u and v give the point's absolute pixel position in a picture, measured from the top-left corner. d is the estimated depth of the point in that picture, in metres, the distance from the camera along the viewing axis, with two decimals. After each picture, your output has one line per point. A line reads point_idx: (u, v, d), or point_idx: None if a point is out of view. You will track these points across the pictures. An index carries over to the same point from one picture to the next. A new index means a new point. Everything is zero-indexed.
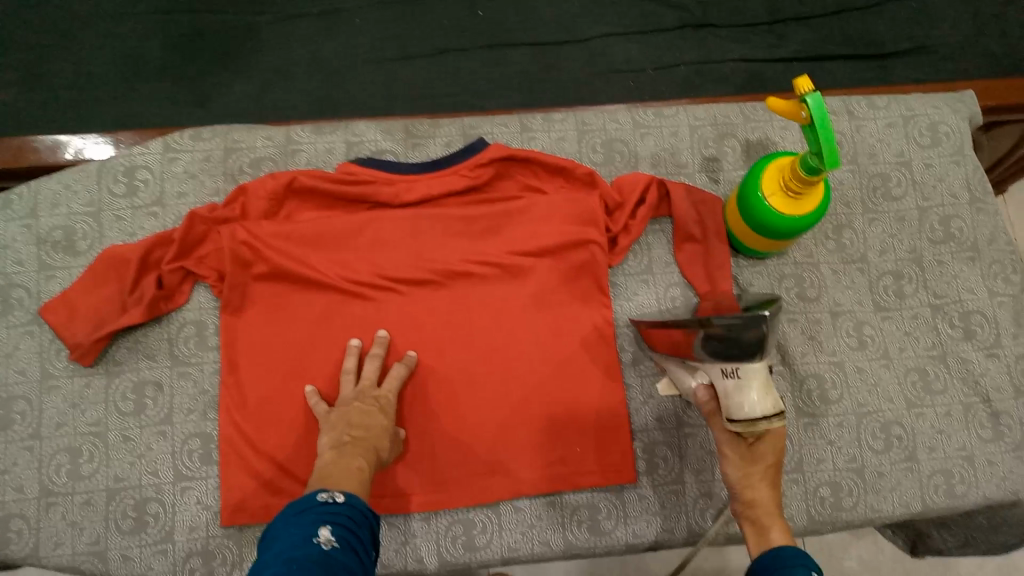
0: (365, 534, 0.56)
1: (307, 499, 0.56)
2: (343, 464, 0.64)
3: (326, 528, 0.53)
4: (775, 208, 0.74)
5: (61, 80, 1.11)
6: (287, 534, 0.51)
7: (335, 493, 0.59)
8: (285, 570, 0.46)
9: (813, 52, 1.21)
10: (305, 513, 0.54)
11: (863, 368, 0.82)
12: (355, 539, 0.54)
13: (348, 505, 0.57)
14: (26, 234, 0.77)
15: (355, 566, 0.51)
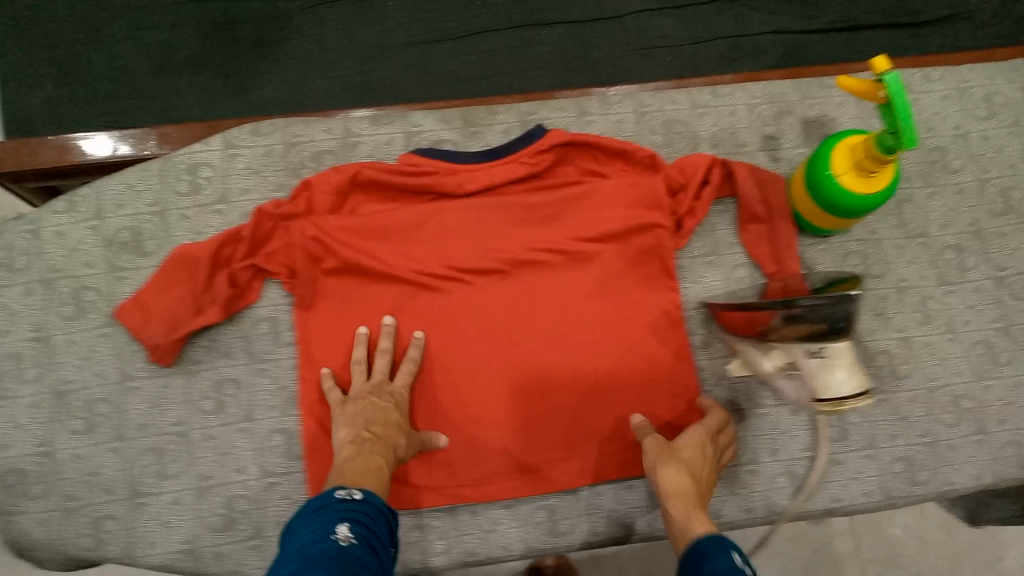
0: (383, 531, 0.56)
1: (326, 496, 0.56)
2: (364, 461, 0.64)
3: (344, 525, 0.53)
4: (846, 187, 0.73)
5: (96, 73, 1.09)
6: (303, 531, 0.51)
7: (353, 490, 0.58)
8: (305, 567, 0.46)
9: (851, 22, 1.19)
10: (320, 510, 0.54)
11: (930, 342, 0.83)
12: (375, 537, 0.54)
13: (367, 502, 0.57)
14: (93, 237, 0.77)
15: (373, 564, 0.50)
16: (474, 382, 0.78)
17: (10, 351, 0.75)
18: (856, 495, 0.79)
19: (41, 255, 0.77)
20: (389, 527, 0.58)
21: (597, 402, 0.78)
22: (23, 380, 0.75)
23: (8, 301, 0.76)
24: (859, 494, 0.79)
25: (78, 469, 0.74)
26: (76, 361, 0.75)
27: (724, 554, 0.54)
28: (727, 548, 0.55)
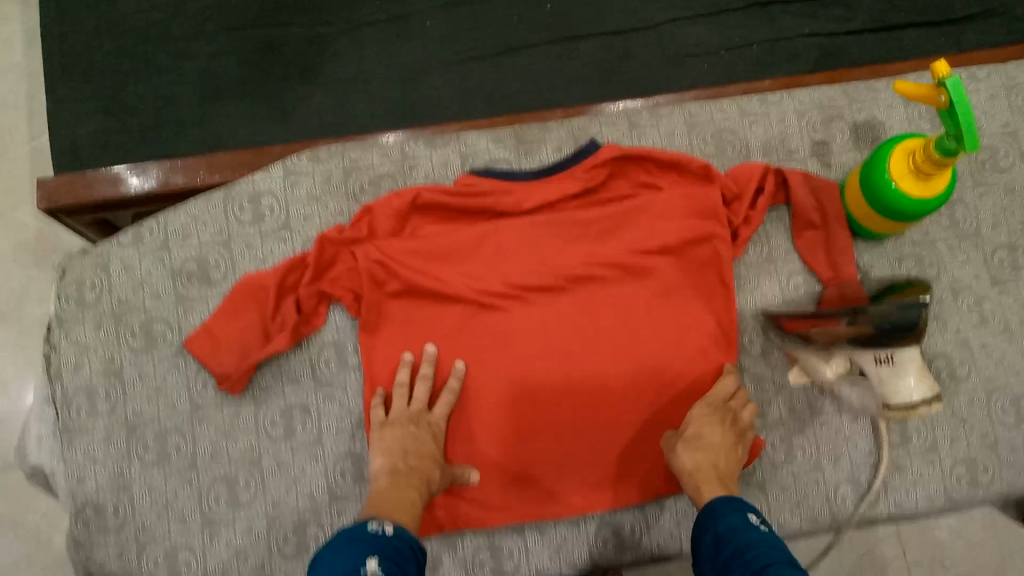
0: (411, 566, 0.57)
1: (358, 530, 0.58)
2: (398, 496, 0.66)
3: (374, 558, 0.54)
4: (904, 192, 0.74)
5: (141, 103, 1.11)
6: (333, 561, 0.53)
7: (383, 524, 0.60)
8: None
9: (885, 22, 1.19)
10: (351, 541, 0.56)
11: (987, 343, 0.83)
12: (403, 570, 0.55)
13: (397, 537, 0.59)
14: (159, 268, 0.79)
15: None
16: (538, 400, 0.78)
17: (83, 385, 0.77)
18: (919, 499, 0.80)
19: (111, 288, 0.79)
20: (415, 557, 0.59)
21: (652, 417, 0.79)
22: (96, 413, 0.76)
23: (79, 335, 0.78)
24: (922, 499, 0.80)
25: (153, 499, 0.75)
26: (148, 393, 0.77)
27: (738, 513, 0.64)
28: (742, 508, 0.65)
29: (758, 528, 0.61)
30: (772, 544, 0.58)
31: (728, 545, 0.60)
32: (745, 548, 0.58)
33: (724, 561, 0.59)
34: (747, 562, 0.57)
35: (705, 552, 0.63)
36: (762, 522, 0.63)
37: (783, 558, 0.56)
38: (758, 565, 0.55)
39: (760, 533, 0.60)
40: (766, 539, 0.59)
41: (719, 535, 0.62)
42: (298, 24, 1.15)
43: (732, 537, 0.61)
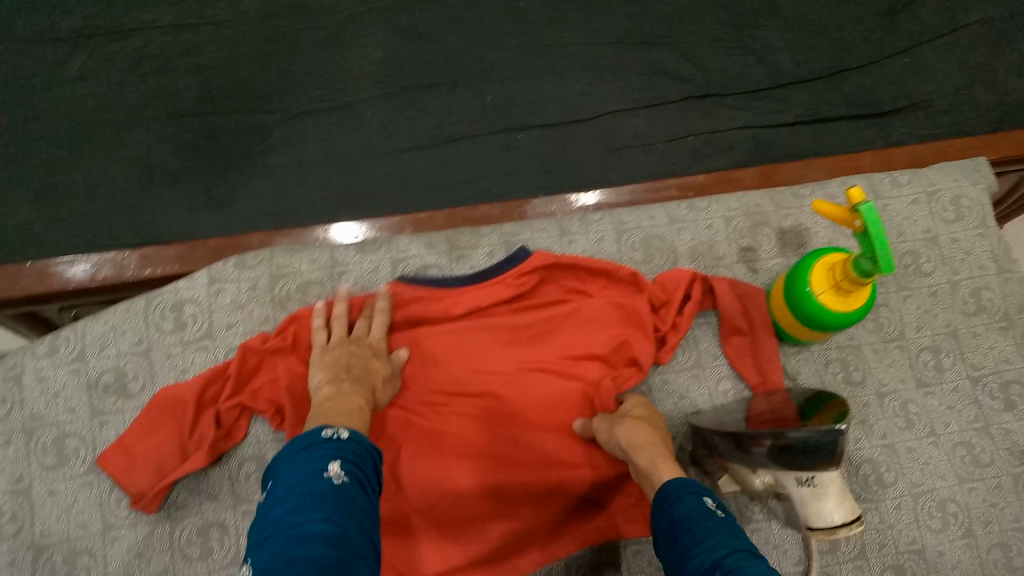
0: (371, 471, 0.56)
1: (310, 436, 0.55)
2: (347, 399, 0.66)
3: (338, 464, 0.53)
4: (825, 305, 0.75)
5: (74, 193, 1.09)
6: (290, 473, 0.51)
7: (339, 429, 0.58)
8: (301, 507, 0.47)
9: (816, 115, 1.22)
10: (308, 450, 0.54)
11: (913, 448, 0.83)
12: (365, 479, 0.54)
13: (353, 441, 0.57)
14: (75, 379, 0.78)
15: (365, 504, 0.51)
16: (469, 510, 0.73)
17: None
18: None
19: (22, 403, 0.77)
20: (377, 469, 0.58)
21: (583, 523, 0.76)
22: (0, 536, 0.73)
23: None
24: None
25: None
26: (58, 512, 0.74)
27: (695, 497, 0.56)
28: (700, 490, 0.57)
29: (717, 515, 0.53)
30: (733, 533, 0.51)
31: (686, 530, 0.53)
32: (702, 536, 0.51)
33: (680, 551, 0.52)
34: (704, 553, 0.49)
35: (661, 536, 0.55)
36: (720, 506, 0.56)
37: (743, 547, 0.49)
38: (715, 560, 0.48)
39: (720, 521, 0.53)
40: (725, 526, 0.52)
41: (676, 523, 0.54)
42: (238, 113, 1.15)
43: (688, 525, 0.53)
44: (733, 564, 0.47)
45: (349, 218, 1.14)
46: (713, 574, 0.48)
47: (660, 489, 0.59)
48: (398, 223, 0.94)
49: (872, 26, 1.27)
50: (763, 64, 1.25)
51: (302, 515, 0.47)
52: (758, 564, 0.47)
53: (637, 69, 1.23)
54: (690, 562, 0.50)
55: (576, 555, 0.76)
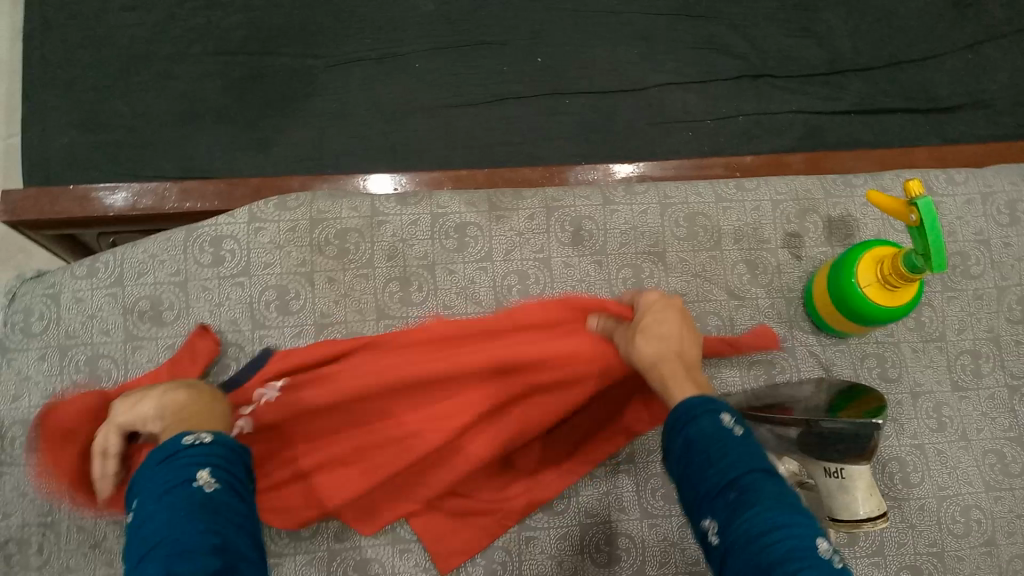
0: (242, 471, 0.55)
1: (172, 444, 0.54)
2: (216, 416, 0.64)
3: (206, 470, 0.52)
4: (870, 298, 0.74)
5: (118, 121, 1.10)
6: (160, 483, 0.51)
7: (201, 433, 0.56)
8: (174, 519, 0.47)
9: (870, 105, 1.19)
10: (170, 461, 0.53)
11: (943, 450, 0.82)
12: (236, 479, 0.54)
13: (216, 443, 0.55)
14: (111, 303, 0.78)
15: (238, 507, 0.51)
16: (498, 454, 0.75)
17: (20, 416, 0.75)
18: None
19: (58, 320, 0.78)
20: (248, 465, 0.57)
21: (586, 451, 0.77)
22: None
23: (22, 366, 0.76)
24: None
25: (82, 538, 0.72)
26: None
27: (711, 415, 0.52)
28: (715, 406, 0.53)
29: (734, 432, 0.51)
30: (750, 451, 0.49)
31: (700, 449, 0.50)
32: (719, 455, 0.49)
33: (693, 469, 0.50)
34: (721, 471, 0.48)
35: (675, 456, 0.52)
36: (738, 422, 0.52)
37: (760, 467, 0.48)
38: (730, 481, 0.47)
39: (736, 439, 0.50)
40: (743, 444, 0.50)
41: (690, 442, 0.51)
42: (287, 54, 1.14)
43: (703, 444, 0.50)
44: (750, 489, 0.46)
45: (388, 169, 1.14)
46: (728, 495, 0.47)
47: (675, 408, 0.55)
48: (434, 176, 0.89)
49: (939, 17, 1.22)
50: (822, 48, 1.21)
51: (179, 526, 0.46)
52: (775, 489, 0.46)
53: (692, 43, 1.20)
54: (703, 481, 0.49)
55: (593, 520, 0.77)
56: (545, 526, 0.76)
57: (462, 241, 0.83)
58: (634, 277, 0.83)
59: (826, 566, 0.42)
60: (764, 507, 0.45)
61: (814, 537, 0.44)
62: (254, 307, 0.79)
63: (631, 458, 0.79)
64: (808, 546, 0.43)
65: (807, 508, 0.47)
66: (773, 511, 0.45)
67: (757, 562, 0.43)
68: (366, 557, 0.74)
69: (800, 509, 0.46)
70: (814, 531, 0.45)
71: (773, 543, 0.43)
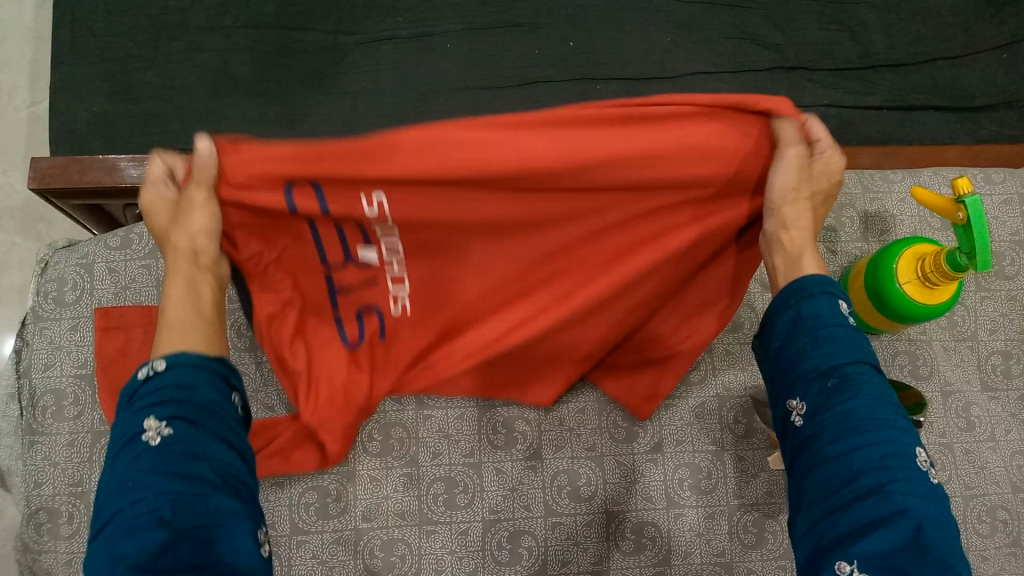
0: (208, 392, 0.52)
1: (134, 386, 0.52)
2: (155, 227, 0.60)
3: (154, 414, 0.49)
4: (909, 295, 0.73)
5: (146, 91, 1.09)
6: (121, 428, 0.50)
7: (156, 360, 0.53)
8: (121, 488, 0.47)
9: (902, 101, 1.18)
10: (130, 405, 0.51)
11: (971, 450, 0.82)
12: (199, 408, 0.50)
13: (172, 369, 0.52)
14: (145, 275, 0.78)
15: (196, 445, 0.49)
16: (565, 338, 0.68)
17: (52, 386, 0.75)
18: None
19: (91, 291, 0.77)
20: (219, 374, 0.54)
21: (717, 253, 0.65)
22: (63, 417, 0.74)
23: (54, 335, 0.76)
24: None
25: None
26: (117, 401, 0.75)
27: (825, 297, 0.55)
28: (818, 296, 0.55)
29: (848, 323, 0.54)
30: (857, 346, 0.53)
31: (810, 333, 0.54)
32: (825, 341, 0.53)
33: (795, 351, 0.54)
34: (825, 357, 0.52)
35: (780, 331, 0.56)
36: (851, 312, 0.56)
37: (862, 359, 0.52)
38: (834, 366, 0.52)
39: (848, 332, 0.54)
40: (850, 336, 0.53)
41: (800, 322, 0.55)
42: (317, 30, 1.13)
43: (812, 331, 0.54)
44: (847, 380, 0.51)
45: None
46: (829, 381, 0.52)
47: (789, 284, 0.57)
48: None
49: (975, 15, 1.21)
50: (855, 42, 1.20)
51: (127, 497, 0.46)
52: (875, 389, 0.51)
53: (725, 33, 1.18)
54: (805, 364, 0.53)
55: (620, 509, 0.76)
56: (571, 512, 0.76)
57: None
58: None
59: (915, 478, 0.48)
60: (866, 408, 0.50)
61: (911, 442, 0.50)
62: None
63: (659, 448, 0.78)
64: (903, 450, 0.49)
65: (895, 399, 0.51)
66: (873, 413, 0.50)
67: (847, 460, 0.49)
68: (393, 537, 0.74)
69: (896, 407, 0.51)
70: (911, 434, 0.50)
71: (863, 446, 0.48)
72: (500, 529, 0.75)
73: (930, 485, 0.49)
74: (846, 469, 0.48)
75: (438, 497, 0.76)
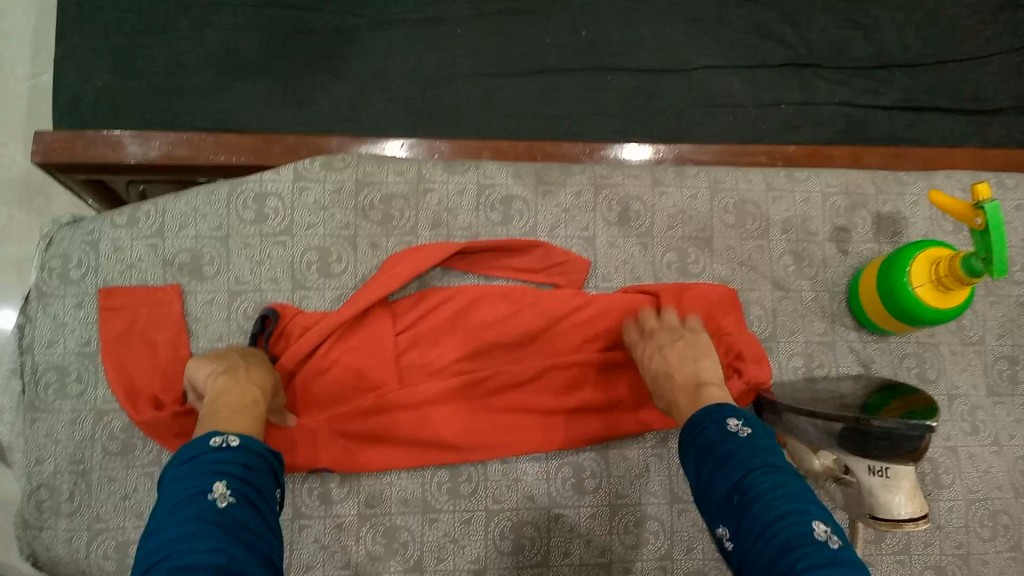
0: (264, 479, 0.54)
1: (199, 445, 0.54)
2: (231, 397, 0.62)
3: (223, 481, 0.51)
4: (921, 298, 0.73)
5: (153, 68, 1.07)
6: (177, 487, 0.50)
7: (229, 435, 0.56)
8: (185, 534, 0.46)
9: (914, 102, 1.18)
10: (195, 465, 0.52)
11: (975, 454, 0.82)
12: (254, 491, 0.52)
13: (242, 449, 0.55)
14: (151, 254, 0.77)
15: (253, 524, 0.50)
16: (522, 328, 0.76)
17: (55, 363, 0.74)
18: None
19: (97, 269, 0.76)
20: (272, 472, 0.57)
21: (691, 304, 0.78)
22: (65, 395, 0.73)
23: (57, 312, 0.75)
24: None
25: (111, 491, 0.72)
26: None
27: (721, 420, 0.60)
28: (722, 415, 0.60)
29: (738, 435, 0.58)
30: (751, 450, 0.56)
31: (711, 456, 0.57)
32: (724, 459, 0.56)
33: (707, 477, 0.57)
34: (729, 472, 0.55)
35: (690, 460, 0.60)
36: (746, 425, 0.59)
37: (763, 463, 0.55)
38: (735, 483, 0.54)
39: (737, 443, 0.57)
40: (743, 445, 0.57)
41: (700, 448, 0.59)
42: (326, 10, 1.11)
43: (713, 454, 0.57)
44: (746, 484, 0.53)
45: (425, 136, 1.12)
46: (735, 496, 0.53)
47: (697, 412, 0.62)
48: (471, 144, 0.88)
49: (990, 17, 1.21)
50: (869, 41, 1.19)
51: (188, 543, 0.45)
52: (773, 482, 0.52)
53: (738, 26, 1.17)
54: (717, 488, 0.55)
55: (625, 504, 0.76)
56: (575, 505, 0.76)
57: (507, 214, 0.82)
58: (679, 261, 0.83)
59: (822, 549, 0.47)
60: (764, 504, 0.51)
61: (812, 523, 0.49)
62: (296, 267, 0.78)
63: (664, 443, 0.78)
64: (804, 528, 0.49)
65: (804, 491, 0.53)
66: (772, 505, 0.51)
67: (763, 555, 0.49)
68: (395, 524, 0.74)
69: (802, 497, 0.52)
70: (815, 514, 0.50)
71: (770, 538, 0.49)
72: (503, 521, 0.74)
73: (844, 557, 0.47)
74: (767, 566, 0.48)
75: (442, 485, 0.75)
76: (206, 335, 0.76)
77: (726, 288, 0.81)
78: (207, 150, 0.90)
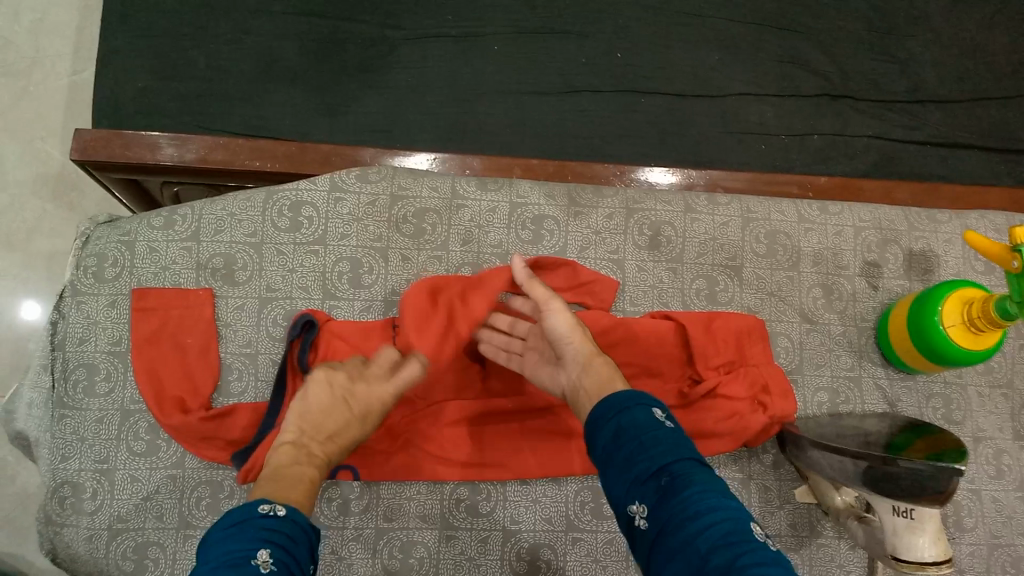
0: (305, 550, 0.53)
1: (246, 511, 0.53)
2: (296, 474, 0.63)
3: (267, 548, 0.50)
4: (952, 339, 0.72)
5: (193, 71, 1.09)
6: (224, 548, 0.49)
7: (276, 505, 0.55)
8: None
9: (947, 139, 1.17)
10: (241, 529, 0.51)
11: (999, 498, 0.81)
12: (295, 561, 0.51)
13: (288, 520, 0.54)
14: (185, 257, 0.78)
15: None
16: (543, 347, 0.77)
17: (86, 360, 0.75)
18: None
19: (131, 269, 0.77)
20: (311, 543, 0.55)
21: (721, 333, 0.78)
22: (93, 393, 0.74)
23: (90, 310, 0.76)
24: None
25: (133, 490, 0.72)
26: None
27: (643, 407, 0.56)
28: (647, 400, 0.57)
29: (664, 424, 0.54)
30: (679, 439, 0.53)
31: (625, 439, 0.54)
32: (649, 444, 0.52)
33: (624, 457, 0.52)
34: (653, 458, 0.51)
35: (602, 447, 0.55)
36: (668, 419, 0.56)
37: (688, 455, 0.52)
38: (662, 466, 0.50)
39: (663, 432, 0.53)
40: (672, 435, 0.53)
41: (621, 429, 0.55)
42: (365, 21, 1.12)
43: (636, 434, 0.53)
44: (678, 472, 0.50)
45: (456, 151, 1.13)
46: (662, 479, 0.50)
47: (603, 401, 0.58)
48: (504, 162, 0.88)
49: None
50: (905, 75, 1.18)
51: None
52: (705, 475, 0.50)
53: (774, 55, 1.17)
54: (636, 469, 0.51)
55: None
56: (593, 529, 0.76)
57: (538, 233, 0.82)
58: (707, 289, 0.83)
59: (765, 550, 0.44)
60: (698, 494, 0.48)
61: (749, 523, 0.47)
62: (327, 277, 0.79)
63: None
64: (742, 527, 0.46)
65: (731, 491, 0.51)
66: (705, 496, 0.48)
67: (696, 545, 0.45)
68: (413, 539, 0.74)
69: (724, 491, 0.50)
70: (742, 514, 0.48)
71: (706, 529, 0.45)
72: (519, 541, 0.74)
73: (781, 558, 0.45)
74: (700, 556, 0.44)
75: (461, 502, 0.75)
76: (235, 340, 0.76)
77: (754, 318, 0.80)
78: (244, 154, 0.91)
